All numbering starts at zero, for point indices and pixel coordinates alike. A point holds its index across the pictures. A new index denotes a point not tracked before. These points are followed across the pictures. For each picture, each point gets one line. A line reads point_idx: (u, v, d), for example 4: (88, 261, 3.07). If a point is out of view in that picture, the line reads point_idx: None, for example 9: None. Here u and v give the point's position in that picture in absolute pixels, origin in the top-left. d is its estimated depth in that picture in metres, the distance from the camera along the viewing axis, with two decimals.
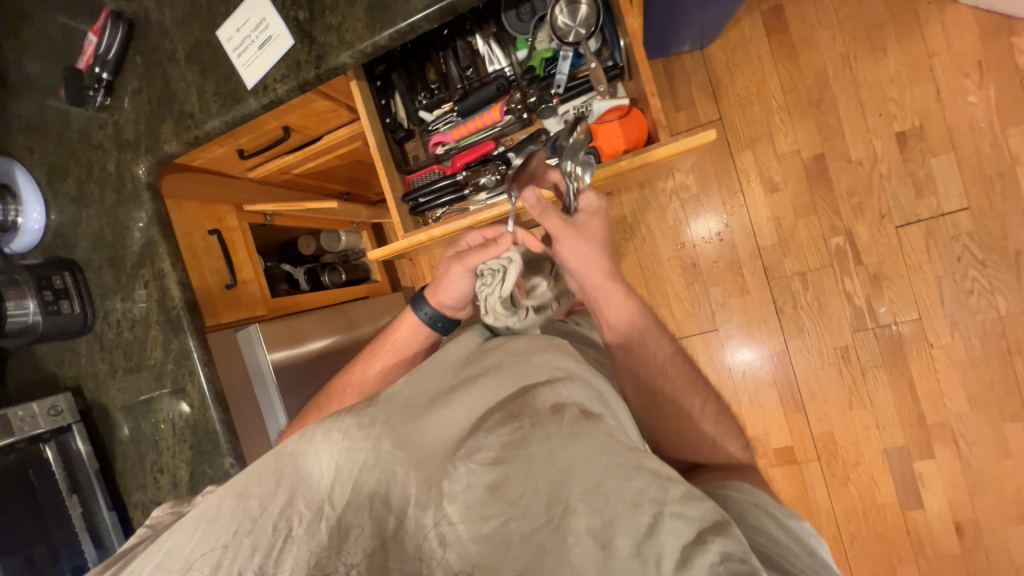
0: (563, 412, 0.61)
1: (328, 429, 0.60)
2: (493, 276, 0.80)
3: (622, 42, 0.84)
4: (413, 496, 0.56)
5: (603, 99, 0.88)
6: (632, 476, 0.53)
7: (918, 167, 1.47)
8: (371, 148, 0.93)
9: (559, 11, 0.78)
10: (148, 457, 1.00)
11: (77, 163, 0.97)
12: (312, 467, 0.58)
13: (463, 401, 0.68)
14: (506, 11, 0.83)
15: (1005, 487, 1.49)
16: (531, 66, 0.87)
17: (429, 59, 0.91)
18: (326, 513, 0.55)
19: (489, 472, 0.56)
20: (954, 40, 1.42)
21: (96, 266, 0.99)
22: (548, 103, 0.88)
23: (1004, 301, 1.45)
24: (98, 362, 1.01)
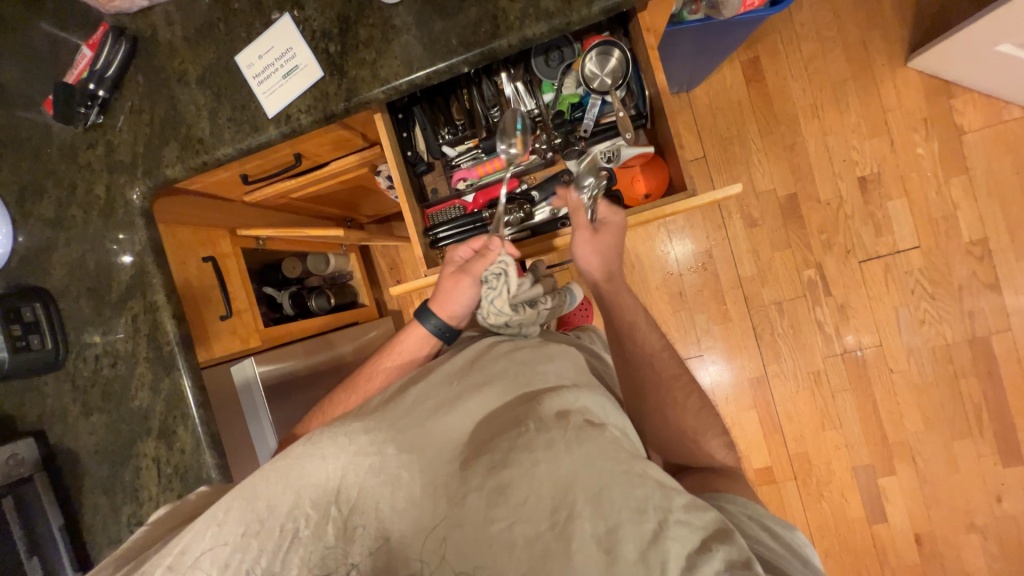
0: (568, 419, 0.63)
1: (335, 434, 0.62)
2: (496, 280, 0.83)
3: (647, 92, 0.93)
4: (416, 497, 0.58)
5: (630, 146, 0.95)
6: (637, 483, 0.56)
7: (877, 208, 1.63)
8: (396, 181, 0.95)
9: (589, 60, 0.88)
10: (122, 511, 0.88)
11: (58, 183, 0.89)
12: (318, 470, 0.59)
13: (469, 403, 0.69)
14: (536, 57, 0.91)
15: (955, 499, 1.64)
16: (558, 110, 0.94)
17: (454, 95, 0.95)
18: (333, 513, 0.58)
19: (499, 476, 0.57)
20: (904, 98, 1.60)
21: (74, 295, 0.90)
22: (574, 146, 0.94)
23: (950, 330, 1.62)
24: (69, 402, 0.90)
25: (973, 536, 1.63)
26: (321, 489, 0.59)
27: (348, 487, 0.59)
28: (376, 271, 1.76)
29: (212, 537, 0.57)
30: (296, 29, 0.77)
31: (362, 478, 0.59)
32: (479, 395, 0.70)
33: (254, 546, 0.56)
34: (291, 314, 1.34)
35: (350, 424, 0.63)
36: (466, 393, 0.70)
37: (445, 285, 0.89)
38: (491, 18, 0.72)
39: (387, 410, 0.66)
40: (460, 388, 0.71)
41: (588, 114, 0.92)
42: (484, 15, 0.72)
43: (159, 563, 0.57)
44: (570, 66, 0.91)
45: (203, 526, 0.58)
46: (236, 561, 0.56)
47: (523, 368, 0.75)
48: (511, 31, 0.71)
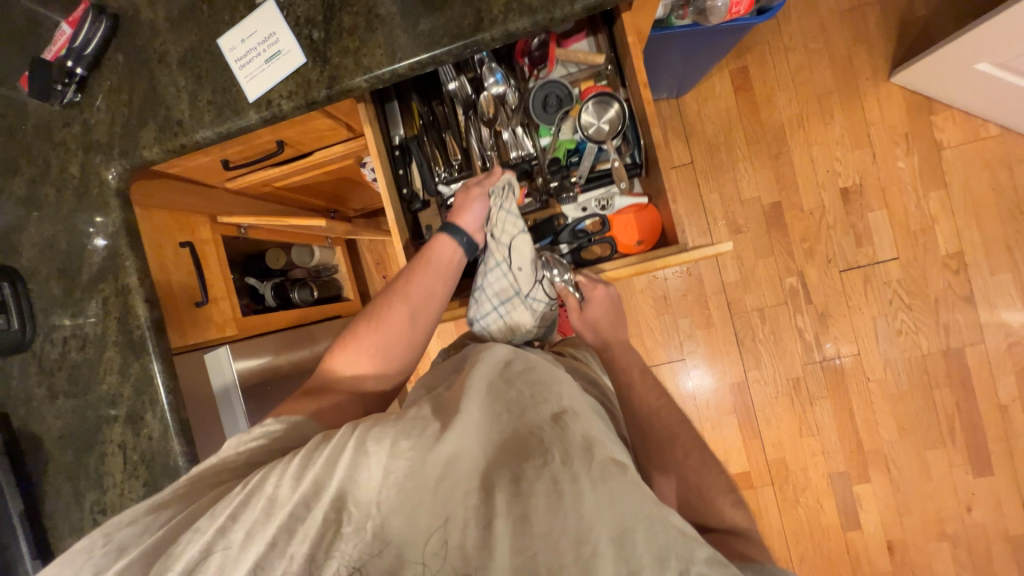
0: (595, 452, 0.57)
1: (375, 432, 0.57)
2: (508, 186, 0.95)
3: (642, 143, 0.95)
4: (447, 514, 0.53)
5: (623, 195, 0.99)
6: (661, 529, 0.53)
7: (858, 220, 1.66)
8: (389, 221, 0.97)
9: (586, 110, 0.93)
10: (86, 498, 0.87)
11: (31, 162, 0.87)
12: (358, 469, 0.55)
13: (498, 417, 0.62)
14: (534, 101, 0.94)
15: (927, 507, 1.66)
16: (554, 154, 0.98)
17: (452, 134, 0.98)
18: (371, 514, 0.53)
19: (526, 504, 0.53)
20: (887, 112, 1.64)
21: (44, 277, 0.88)
22: (569, 192, 0.99)
23: (926, 340, 1.65)
24: (34, 385, 0.88)
25: (944, 545, 1.66)
26: (363, 485, 0.55)
27: (387, 491, 0.54)
28: (361, 266, 1.75)
29: (261, 512, 0.54)
30: (280, 15, 0.77)
31: (399, 484, 0.54)
32: (502, 412, 0.62)
33: (299, 531, 0.53)
34: (272, 306, 1.32)
35: (389, 425, 0.58)
36: (489, 408, 0.63)
37: (456, 203, 0.93)
38: (475, 12, 0.72)
39: (414, 417, 0.60)
40: (480, 398, 0.64)
41: (583, 161, 0.96)
42: (468, 9, 0.72)
43: (212, 524, 0.54)
44: (568, 112, 0.95)
45: (256, 494, 0.55)
46: (283, 542, 0.53)
47: (541, 384, 0.68)
48: (495, 24, 0.72)
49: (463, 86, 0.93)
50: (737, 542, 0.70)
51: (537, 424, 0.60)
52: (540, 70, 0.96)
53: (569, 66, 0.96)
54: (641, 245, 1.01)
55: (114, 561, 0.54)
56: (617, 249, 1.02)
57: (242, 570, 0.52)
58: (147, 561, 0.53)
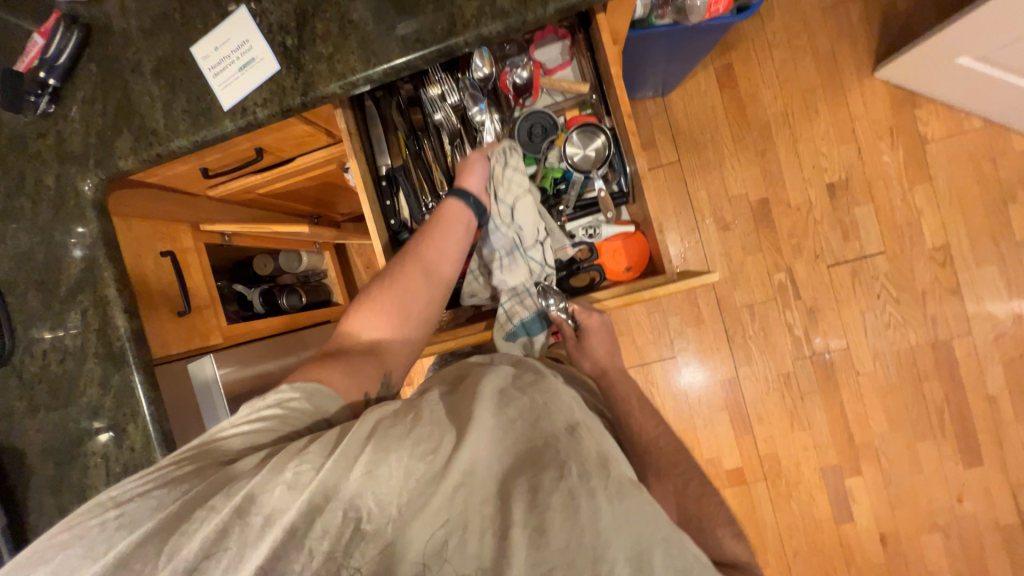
0: (611, 467, 0.57)
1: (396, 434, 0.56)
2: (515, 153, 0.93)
3: (628, 171, 0.91)
4: (466, 520, 0.52)
5: (610, 223, 0.95)
6: (677, 553, 0.53)
7: (845, 215, 1.67)
8: (377, 253, 0.94)
9: (572, 139, 0.89)
10: (69, 511, 0.86)
11: (6, 174, 0.86)
12: (377, 466, 0.53)
13: (513, 424, 0.59)
14: (520, 128, 0.90)
15: (918, 499, 1.67)
16: (542, 182, 0.94)
17: (437, 162, 0.95)
18: (390, 515, 0.51)
19: (545, 516, 0.51)
20: (871, 107, 1.64)
21: (22, 289, 0.87)
22: (556, 221, 0.95)
23: (914, 333, 1.66)
24: (14, 399, 0.88)
25: (936, 536, 1.67)
26: (383, 483, 0.53)
27: (406, 494, 0.52)
28: (351, 270, 1.75)
29: (282, 496, 0.52)
30: (253, 22, 0.77)
31: (418, 488, 0.52)
32: (515, 418, 0.60)
33: (318, 524, 0.51)
34: (261, 311, 1.30)
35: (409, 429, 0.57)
36: (503, 413, 0.61)
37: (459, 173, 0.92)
38: (448, 16, 0.72)
39: (430, 422, 0.59)
40: (493, 403, 0.62)
41: (570, 190, 0.92)
42: (441, 13, 0.72)
43: (230, 501, 0.52)
44: (554, 141, 0.91)
45: (273, 480, 0.53)
46: (302, 531, 0.50)
47: (552, 394, 0.66)
48: (467, 28, 0.71)
49: (449, 115, 0.93)
50: (717, 544, 0.71)
51: (552, 432, 0.59)
52: (525, 99, 0.92)
53: (554, 94, 0.94)
54: (631, 272, 0.95)
55: (127, 535, 0.53)
56: (606, 276, 0.96)
57: (260, 557, 0.49)
58: (157, 540, 0.51)
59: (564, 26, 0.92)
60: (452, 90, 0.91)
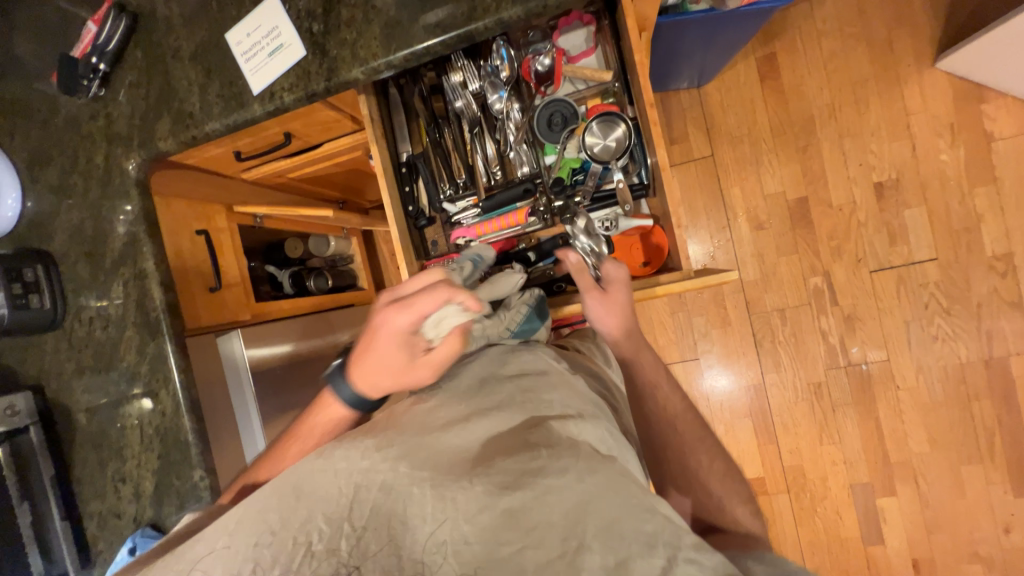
0: (581, 444, 0.56)
1: (352, 444, 0.54)
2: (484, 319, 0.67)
3: (650, 162, 0.88)
4: (428, 512, 0.49)
5: (628, 217, 0.92)
6: (646, 518, 0.49)
7: (893, 217, 1.55)
8: (393, 238, 0.93)
9: (592, 128, 0.86)
10: (109, 465, 0.95)
11: (63, 152, 0.94)
12: (331, 483, 0.52)
13: (481, 417, 0.58)
14: (539, 117, 0.89)
15: (959, 526, 1.56)
16: (558, 173, 0.92)
17: (456, 149, 0.93)
18: (346, 529, 0.49)
19: (508, 500, 0.49)
20: (930, 101, 1.52)
21: (73, 260, 0.95)
22: (574, 212, 0.89)
23: (965, 348, 1.53)
24: (65, 360, 0.96)
25: (976, 566, 1.55)
26: (334, 501, 0.51)
27: (362, 502, 0.50)
28: (376, 256, 1.78)
29: (228, 543, 0.50)
30: (282, 9, 0.79)
31: (377, 491, 0.51)
32: (485, 407, 0.60)
33: (268, 556, 0.48)
34: (289, 293, 1.37)
35: (371, 435, 0.55)
36: (471, 407, 0.60)
37: (381, 342, 0.64)
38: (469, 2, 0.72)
39: (391, 428, 0.57)
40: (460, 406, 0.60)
41: (588, 180, 0.89)
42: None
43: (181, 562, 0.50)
44: (573, 131, 0.89)
45: (219, 530, 0.51)
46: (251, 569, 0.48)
47: (529, 391, 0.63)
48: (488, 13, 0.71)
49: (470, 103, 0.92)
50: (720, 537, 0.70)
51: (523, 424, 0.58)
52: (546, 87, 0.91)
53: (577, 82, 0.91)
54: (647, 266, 0.93)
55: None
56: None
57: None
58: None
59: (590, 12, 0.90)
60: (474, 78, 0.90)
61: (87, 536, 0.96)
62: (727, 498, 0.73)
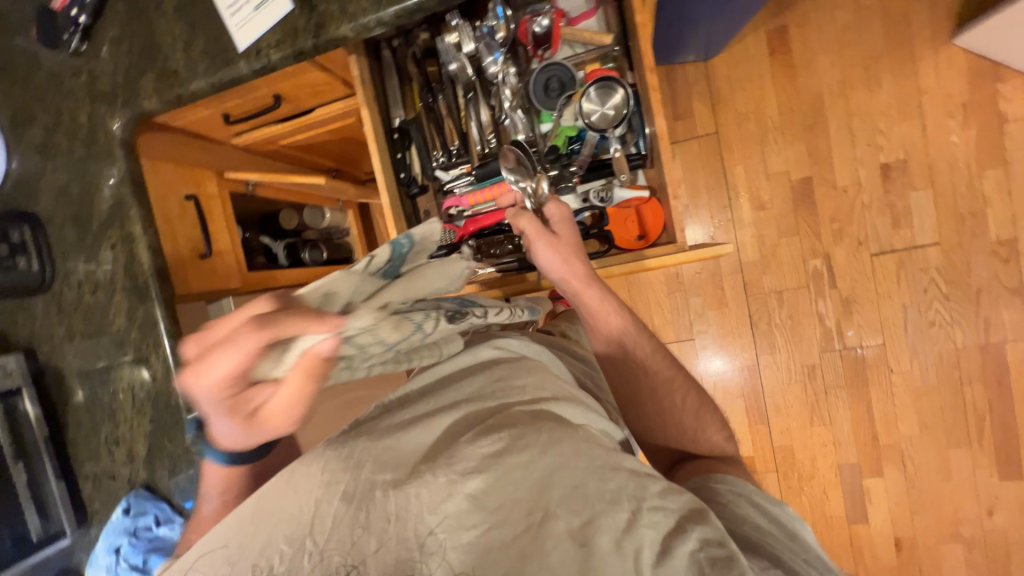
0: (543, 420, 0.58)
1: (307, 462, 0.53)
2: (372, 329, 0.47)
3: (648, 132, 0.86)
4: (393, 512, 0.49)
5: (624, 186, 0.89)
6: (609, 476, 0.52)
7: (898, 200, 1.52)
8: (385, 205, 0.93)
9: (590, 94, 0.83)
10: (102, 429, 0.96)
11: (46, 111, 0.91)
12: (290, 504, 0.50)
13: (442, 416, 0.59)
14: (536, 82, 0.85)
15: (942, 507, 1.58)
16: (555, 141, 0.89)
17: (450, 116, 0.90)
18: (309, 547, 0.48)
19: (472, 484, 0.51)
20: (944, 79, 1.47)
21: (60, 222, 0.93)
22: (568, 182, 0.89)
23: (961, 334, 1.53)
24: (55, 324, 0.95)
25: (957, 546, 1.59)
26: (294, 522, 0.49)
27: (324, 517, 0.49)
28: (373, 230, 1.76)
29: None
30: None
31: (336, 505, 0.49)
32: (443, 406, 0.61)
33: None
34: (285, 265, 1.36)
35: (325, 449, 0.54)
36: (431, 408, 0.61)
37: (202, 413, 0.46)
38: None
39: (345, 438, 0.56)
40: (420, 409, 0.61)
41: (584, 150, 0.87)
42: None
43: None
44: (571, 97, 0.86)
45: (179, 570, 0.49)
46: None
47: (493, 383, 0.65)
48: None
49: (465, 66, 0.87)
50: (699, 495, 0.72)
51: (484, 414, 0.59)
52: (544, 51, 0.87)
53: (575, 45, 0.87)
54: (642, 240, 0.92)
55: None
56: (616, 245, 0.93)
57: None
58: None
59: None
60: (468, 39, 0.85)
61: (83, 495, 0.98)
62: (701, 429, 0.75)
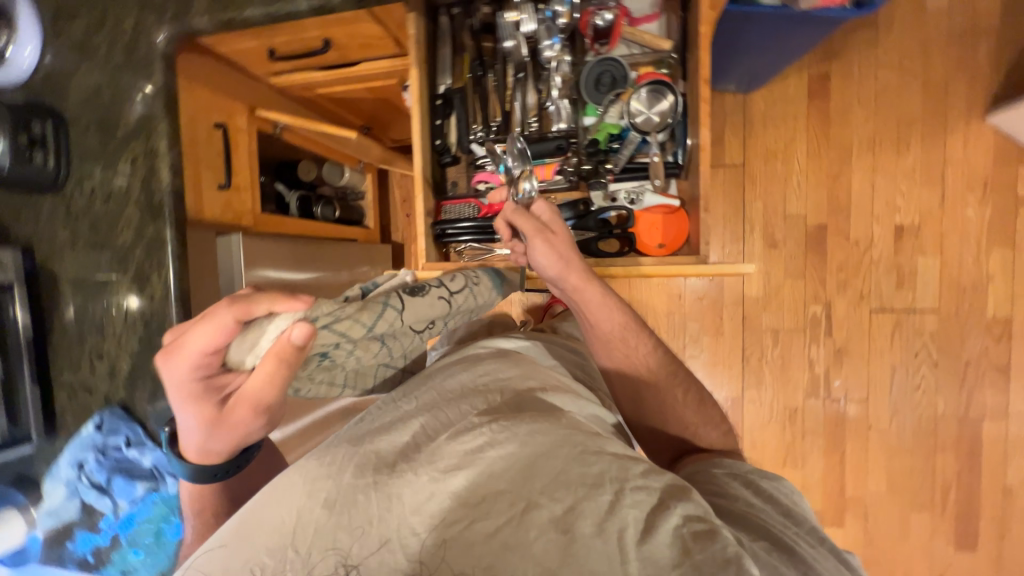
0: (523, 412, 0.59)
1: (290, 475, 0.54)
2: (338, 315, 0.63)
3: (689, 143, 0.87)
4: (375, 514, 0.49)
5: (655, 193, 0.91)
6: (593, 460, 0.52)
7: (906, 261, 1.55)
8: (415, 168, 0.93)
9: (639, 96, 0.85)
10: (88, 340, 0.95)
11: (90, 11, 0.89)
12: (272, 514, 0.50)
13: (422, 416, 0.60)
14: (588, 76, 0.87)
15: (895, 567, 1.61)
16: (595, 136, 0.90)
17: (497, 92, 0.90)
18: (291, 558, 0.47)
19: (455, 481, 0.52)
20: (970, 153, 1.50)
21: (84, 125, 0.92)
22: (600, 178, 0.91)
23: (943, 402, 1.55)
24: (59, 227, 0.93)
25: None
26: (277, 532, 0.49)
27: (307, 525, 0.49)
28: (387, 199, 1.75)
29: None
30: None
31: (319, 513, 0.49)
32: (421, 408, 0.62)
33: None
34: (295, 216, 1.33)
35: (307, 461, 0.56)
36: (409, 411, 0.62)
37: (182, 403, 0.57)
38: None
39: (327, 449, 0.57)
40: (402, 411, 0.62)
41: (623, 149, 0.88)
42: None
43: None
44: (619, 95, 0.87)
45: None
46: None
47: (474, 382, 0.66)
48: None
49: (520, 45, 0.87)
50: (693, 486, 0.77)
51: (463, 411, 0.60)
52: (601, 45, 0.88)
53: (632, 45, 0.89)
54: (662, 249, 0.92)
55: None
56: (636, 249, 0.92)
57: None
58: None
59: None
60: (530, 19, 0.84)
61: (55, 405, 0.96)
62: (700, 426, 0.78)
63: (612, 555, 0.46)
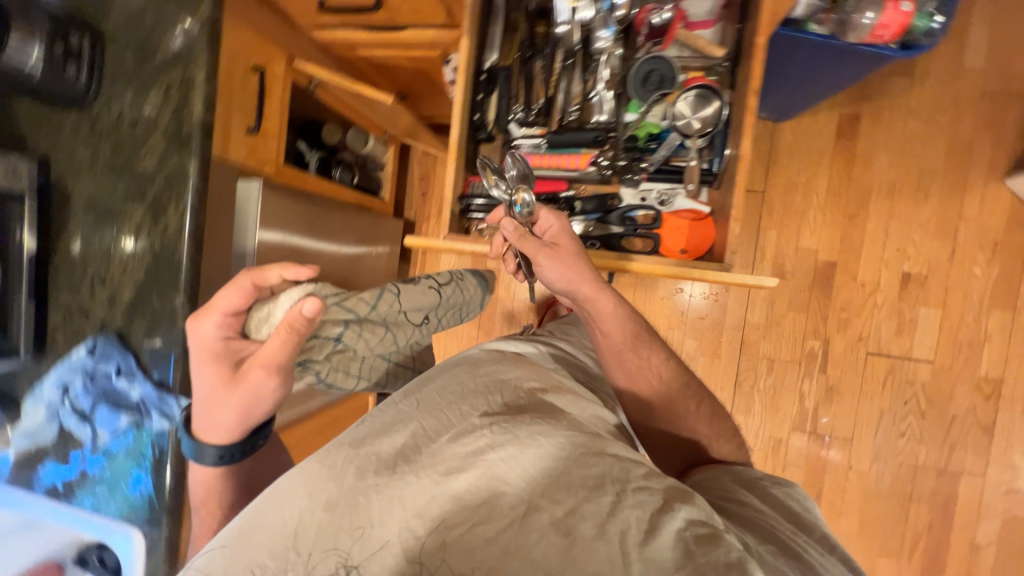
0: (522, 414, 0.58)
1: (287, 476, 0.51)
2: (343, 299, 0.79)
3: (727, 153, 0.87)
4: (376, 518, 0.48)
5: (686, 197, 0.93)
6: (594, 462, 0.52)
7: (908, 309, 1.57)
8: (451, 139, 0.91)
9: (684, 99, 0.86)
10: (92, 264, 0.92)
11: None
12: (273, 516, 0.48)
13: (420, 415, 0.58)
14: (636, 73, 0.87)
15: None
16: (635, 132, 0.91)
17: (543, 76, 0.90)
18: (292, 562, 0.45)
19: (455, 483, 0.50)
20: (985, 213, 1.53)
21: (122, 47, 0.90)
22: (633, 174, 0.93)
23: (925, 453, 1.57)
24: (80, 145, 0.92)
25: None
26: (278, 534, 0.47)
27: (308, 527, 0.47)
28: (406, 174, 1.75)
29: None
30: None
31: (320, 517, 0.48)
32: (418, 406, 0.59)
33: None
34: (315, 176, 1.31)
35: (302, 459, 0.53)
36: (405, 408, 0.59)
37: (205, 365, 0.69)
38: None
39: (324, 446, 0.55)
40: (398, 408, 0.60)
41: (660, 150, 0.90)
42: None
43: None
44: (664, 96, 0.88)
45: None
46: None
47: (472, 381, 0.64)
48: None
49: (574, 31, 0.86)
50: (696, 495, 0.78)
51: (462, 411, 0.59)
52: (654, 44, 0.88)
53: (683, 49, 0.90)
54: (685, 254, 0.92)
55: None
56: (660, 250, 0.94)
57: None
58: None
59: None
60: (588, 6, 0.84)
61: (47, 325, 0.93)
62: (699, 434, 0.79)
63: (614, 557, 0.45)
